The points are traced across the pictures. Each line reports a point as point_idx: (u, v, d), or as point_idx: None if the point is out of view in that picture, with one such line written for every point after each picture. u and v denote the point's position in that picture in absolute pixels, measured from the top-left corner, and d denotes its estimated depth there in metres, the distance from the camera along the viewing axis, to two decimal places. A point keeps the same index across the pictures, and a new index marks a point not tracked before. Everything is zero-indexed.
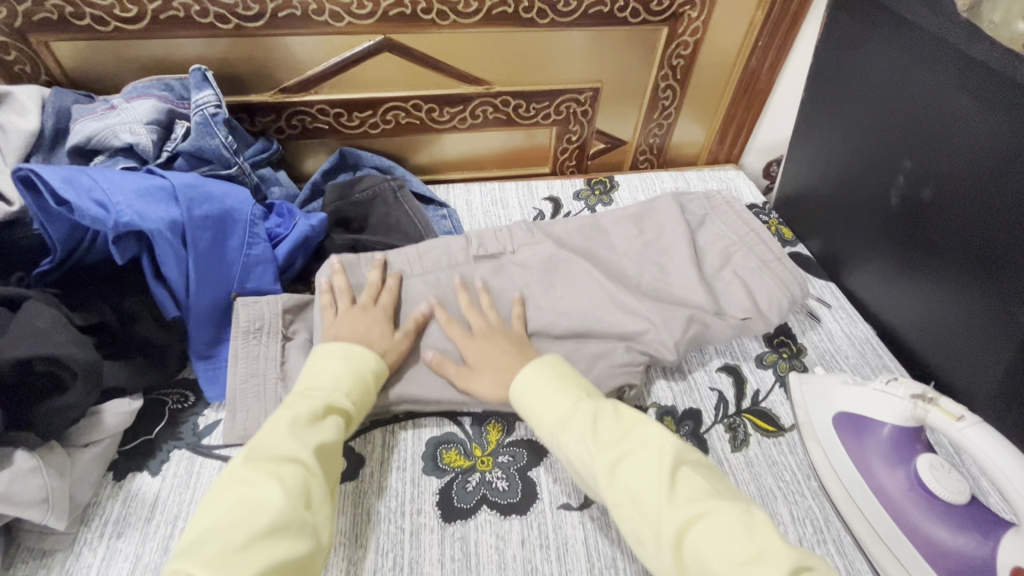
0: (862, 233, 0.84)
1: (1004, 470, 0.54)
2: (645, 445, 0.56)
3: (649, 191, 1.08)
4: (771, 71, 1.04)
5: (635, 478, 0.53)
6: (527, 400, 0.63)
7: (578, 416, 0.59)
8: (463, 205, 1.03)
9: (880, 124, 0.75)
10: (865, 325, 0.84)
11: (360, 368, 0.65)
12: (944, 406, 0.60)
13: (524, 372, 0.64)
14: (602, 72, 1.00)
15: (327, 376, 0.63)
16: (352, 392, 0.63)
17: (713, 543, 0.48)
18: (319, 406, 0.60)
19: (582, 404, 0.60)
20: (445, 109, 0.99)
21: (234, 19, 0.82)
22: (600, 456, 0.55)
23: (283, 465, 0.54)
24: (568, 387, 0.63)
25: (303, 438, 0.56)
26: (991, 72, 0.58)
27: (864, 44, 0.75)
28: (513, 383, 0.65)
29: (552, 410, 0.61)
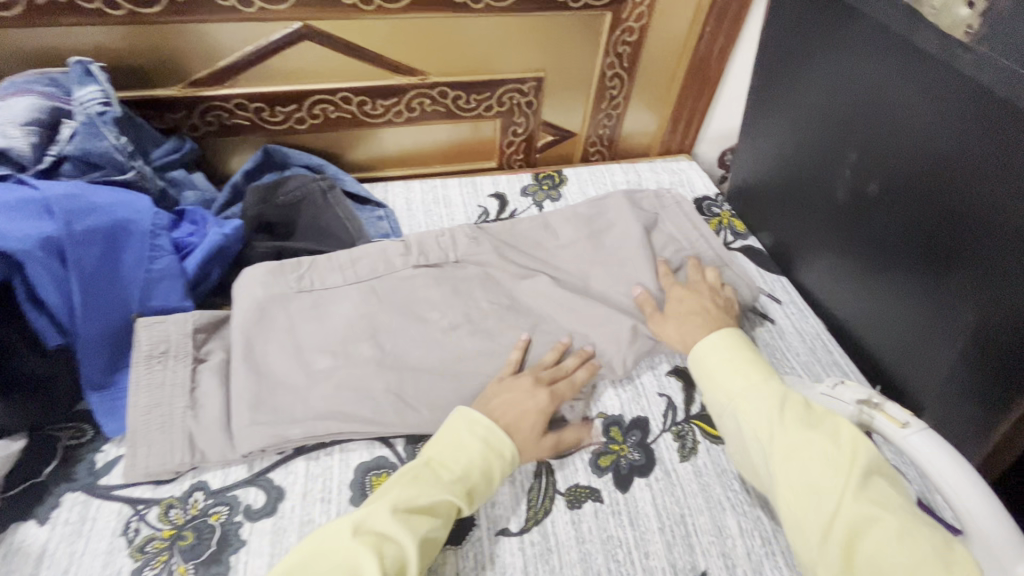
0: (812, 228, 0.81)
1: (946, 478, 0.52)
2: (834, 436, 0.53)
3: (599, 184, 1.03)
4: (721, 58, 1.00)
5: (811, 466, 0.51)
6: (708, 367, 0.64)
7: (765, 393, 0.58)
8: (403, 204, 0.96)
9: (825, 116, 0.72)
10: (816, 320, 0.82)
11: (496, 455, 0.59)
12: (889, 412, 0.58)
13: (717, 337, 0.66)
14: (544, 60, 0.94)
15: (457, 458, 0.58)
16: (473, 481, 0.57)
17: (900, 555, 0.45)
18: (444, 488, 0.55)
19: (768, 385, 0.59)
20: (378, 102, 0.92)
21: (126, 5, 0.73)
22: (774, 434, 0.54)
23: (386, 543, 0.49)
24: (759, 371, 0.61)
25: (413, 521, 0.51)
26: (933, 61, 0.55)
27: (808, 33, 0.72)
28: (699, 347, 0.66)
29: (733, 384, 0.61)
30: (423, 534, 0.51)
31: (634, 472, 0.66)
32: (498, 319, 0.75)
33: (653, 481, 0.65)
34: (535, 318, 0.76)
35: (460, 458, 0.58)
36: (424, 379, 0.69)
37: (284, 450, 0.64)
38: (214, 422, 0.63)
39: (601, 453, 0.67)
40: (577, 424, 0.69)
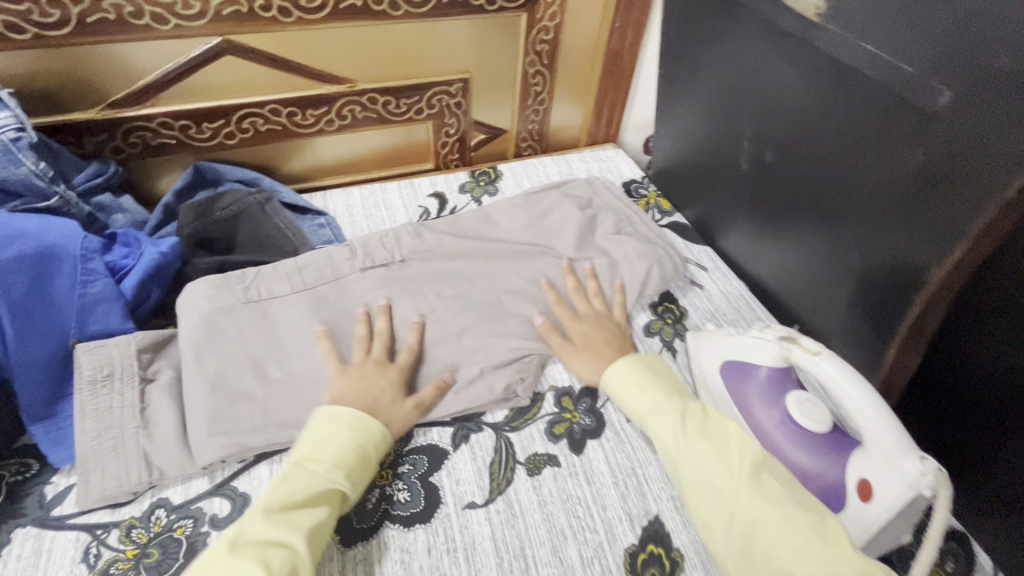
0: (727, 199, 0.89)
1: (851, 395, 0.59)
2: (725, 441, 0.58)
3: (533, 176, 1.08)
4: (633, 51, 1.08)
5: (711, 469, 0.56)
6: (614, 392, 0.70)
7: (665, 407, 0.64)
8: (344, 210, 0.98)
9: (721, 97, 0.80)
10: (739, 282, 0.91)
11: (364, 437, 0.61)
12: (803, 344, 0.65)
13: (617, 367, 0.71)
14: (468, 61, 0.98)
15: (328, 461, 0.58)
16: (350, 472, 0.59)
17: (791, 537, 0.49)
18: (315, 485, 0.56)
19: (665, 402, 0.64)
20: (307, 112, 0.93)
21: (31, 28, 0.71)
22: (676, 449, 0.59)
23: (269, 550, 0.50)
24: (660, 386, 0.67)
25: (293, 521, 0.53)
26: (794, 39, 0.63)
27: (698, 23, 0.80)
28: (609, 372, 0.71)
29: (637, 401, 0.67)
30: (306, 529, 0.53)
31: (586, 435, 0.71)
32: (447, 309, 0.79)
33: (605, 441, 0.70)
34: (482, 305, 0.80)
35: (331, 449, 0.59)
36: None
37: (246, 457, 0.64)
38: (169, 439, 0.63)
39: (555, 421, 0.72)
40: (530, 398, 0.73)
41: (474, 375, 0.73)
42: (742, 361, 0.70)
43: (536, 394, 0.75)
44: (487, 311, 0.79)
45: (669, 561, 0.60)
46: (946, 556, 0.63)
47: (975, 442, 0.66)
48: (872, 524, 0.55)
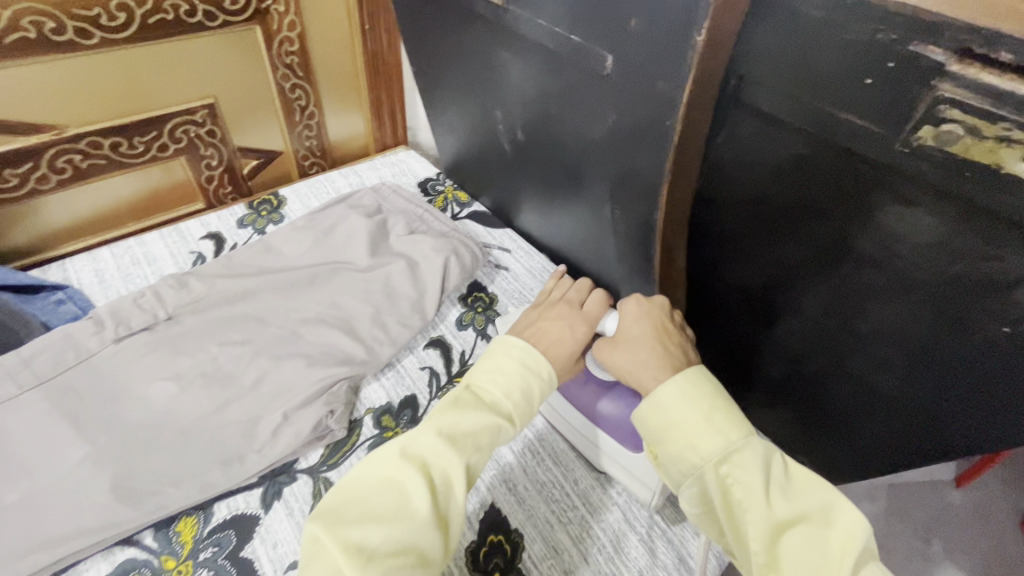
0: (510, 180, 0.92)
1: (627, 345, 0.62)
2: (819, 520, 0.43)
3: (321, 194, 1.02)
4: (392, 52, 1.06)
5: (802, 561, 0.41)
6: (655, 418, 0.50)
7: (745, 454, 0.46)
8: (93, 278, 0.83)
9: (465, 89, 0.82)
10: (540, 256, 0.96)
11: (534, 375, 0.55)
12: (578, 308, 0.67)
13: (669, 385, 0.50)
14: (207, 85, 0.89)
15: (526, 402, 0.54)
16: (519, 406, 0.53)
17: None
18: (485, 412, 0.51)
19: (740, 449, 0.46)
20: (5, 173, 0.77)
21: None
22: (751, 522, 0.43)
23: (433, 463, 0.46)
24: (738, 421, 0.48)
25: (461, 445, 0.48)
26: (491, 23, 0.64)
27: (420, 18, 0.79)
28: (657, 392, 0.51)
29: (697, 442, 0.47)
30: (469, 457, 0.48)
31: None
32: (235, 359, 0.72)
33: None
34: (277, 344, 0.74)
35: (499, 380, 0.54)
36: (158, 456, 0.62)
37: None
38: None
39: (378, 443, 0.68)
40: (347, 428, 0.69)
41: (278, 424, 0.66)
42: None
43: (353, 422, 0.71)
44: (284, 349, 0.74)
45: (509, 546, 0.61)
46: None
47: (735, 349, 0.73)
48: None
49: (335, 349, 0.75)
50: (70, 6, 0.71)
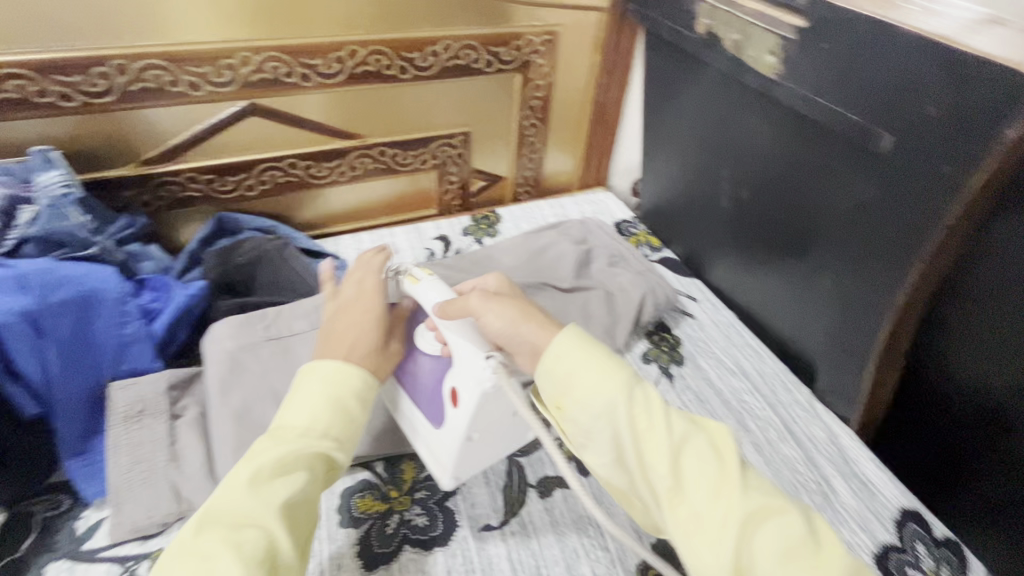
0: (713, 234, 0.98)
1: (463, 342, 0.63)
2: (710, 440, 0.46)
3: (530, 220, 1.16)
4: (617, 105, 1.18)
5: (702, 469, 0.44)
6: (561, 373, 0.50)
7: (642, 389, 0.48)
8: (355, 254, 1.04)
9: (696, 146, 0.90)
10: (727, 312, 0.98)
11: (340, 391, 0.55)
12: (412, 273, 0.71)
13: (567, 336, 0.52)
14: (469, 117, 1.07)
15: (342, 427, 0.54)
16: (333, 430, 0.53)
17: (774, 534, 0.40)
18: (282, 454, 0.49)
19: (634, 381, 0.49)
20: (322, 165, 1.01)
21: (80, 97, 0.79)
22: (657, 444, 0.45)
23: (242, 530, 0.44)
24: (621, 361, 0.51)
25: (265, 495, 0.46)
26: (755, 95, 0.72)
27: (672, 81, 0.89)
28: (556, 348, 0.52)
29: (598, 382, 0.48)
30: (283, 502, 0.47)
31: None
32: None
33: None
34: None
35: (305, 411, 0.53)
36: None
37: None
38: (197, 470, 0.65)
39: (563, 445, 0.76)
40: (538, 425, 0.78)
41: None
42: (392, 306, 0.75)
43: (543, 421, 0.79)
44: None
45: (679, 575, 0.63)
46: (913, 541, 0.68)
47: (944, 452, 0.72)
48: (458, 424, 0.62)
49: None
50: (402, 49, 0.92)
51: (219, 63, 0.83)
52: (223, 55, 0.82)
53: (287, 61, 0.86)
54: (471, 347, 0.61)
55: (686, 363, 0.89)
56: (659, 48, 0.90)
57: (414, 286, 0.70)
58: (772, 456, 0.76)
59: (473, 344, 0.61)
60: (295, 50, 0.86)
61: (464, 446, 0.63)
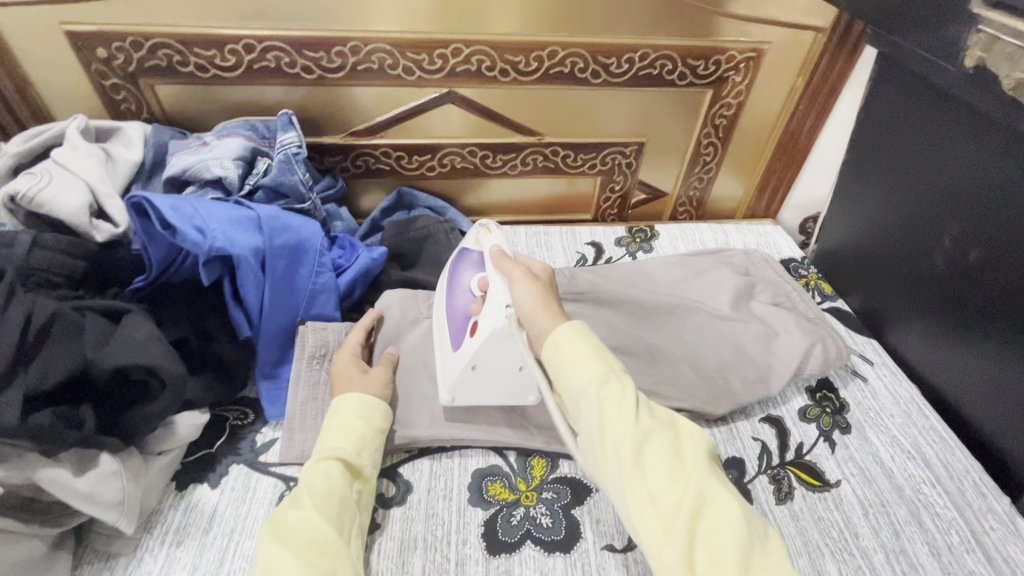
0: (905, 294, 0.87)
1: (497, 292, 0.66)
2: (676, 440, 0.52)
3: (689, 241, 1.11)
4: (810, 135, 1.08)
5: (656, 455, 0.50)
6: (555, 352, 0.58)
7: (616, 384, 0.54)
8: (510, 246, 1.07)
9: (922, 192, 0.81)
10: (910, 384, 0.85)
11: (342, 411, 0.66)
12: (490, 228, 0.75)
13: (563, 327, 0.59)
14: (647, 127, 1.05)
15: (348, 435, 0.64)
16: (341, 440, 0.64)
17: (715, 515, 0.46)
18: (309, 465, 0.61)
19: (619, 376, 0.55)
20: (498, 156, 1.06)
21: (318, 71, 0.89)
22: (622, 427, 0.51)
23: (286, 524, 0.55)
24: (606, 355, 0.57)
25: (300, 497, 0.58)
26: None
27: (909, 119, 0.81)
28: (552, 334, 0.60)
29: (587, 367, 0.56)
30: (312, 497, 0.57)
31: None
32: None
33: None
34: (635, 353, 0.83)
35: (321, 439, 0.65)
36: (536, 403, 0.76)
37: (412, 449, 0.71)
38: None
39: None
40: None
41: None
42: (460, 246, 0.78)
43: None
44: (640, 362, 0.82)
45: None
46: None
47: None
48: (467, 351, 0.67)
49: (680, 381, 0.80)
50: (599, 54, 0.93)
51: (434, 51, 0.89)
52: (439, 44, 0.89)
53: (492, 56, 0.91)
54: (503, 292, 0.66)
55: (853, 433, 0.79)
56: (904, 81, 0.81)
57: (483, 237, 0.74)
58: (952, 566, 0.66)
59: (504, 289, 0.66)
60: (502, 46, 0.90)
61: (466, 374, 0.68)
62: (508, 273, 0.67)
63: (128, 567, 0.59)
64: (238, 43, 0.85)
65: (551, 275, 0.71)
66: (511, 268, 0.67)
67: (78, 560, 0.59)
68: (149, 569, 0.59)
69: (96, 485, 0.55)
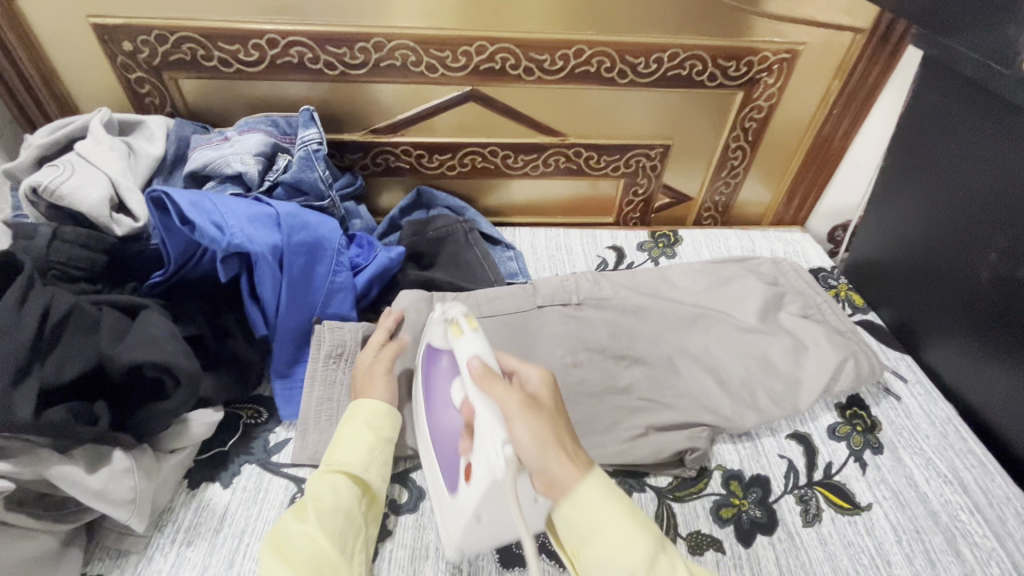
0: (943, 310, 0.83)
1: (484, 427, 0.53)
2: None
3: (713, 247, 1.07)
4: (845, 140, 1.04)
5: None
6: (581, 522, 0.48)
7: (662, 566, 0.46)
8: (529, 248, 1.05)
9: (968, 205, 0.77)
10: (945, 404, 0.81)
11: (353, 420, 0.64)
12: (462, 321, 0.63)
13: (591, 488, 0.49)
14: (674, 129, 1.02)
15: (356, 448, 0.62)
16: (351, 450, 0.62)
17: None
18: (318, 475, 0.60)
19: (662, 548, 0.47)
20: (520, 156, 1.04)
21: (341, 67, 0.88)
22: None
23: (289, 540, 0.54)
24: (643, 520, 0.48)
25: (305, 509, 0.56)
26: None
27: (958, 127, 0.77)
28: (574, 495, 0.48)
29: (633, 547, 0.46)
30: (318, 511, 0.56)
31: (756, 529, 0.67)
32: (620, 361, 0.80)
33: (777, 541, 0.66)
34: (656, 363, 0.80)
35: (331, 446, 0.63)
36: None
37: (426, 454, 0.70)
38: None
39: (721, 504, 0.69)
40: (696, 472, 0.72)
41: (640, 434, 0.73)
42: (430, 343, 0.68)
43: (702, 469, 0.73)
44: (661, 372, 0.80)
45: None
46: None
47: None
48: (467, 503, 0.55)
49: (703, 394, 0.78)
50: (627, 54, 0.90)
51: (458, 49, 0.88)
52: (463, 41, 0.87)
53: (517, 54, 0.89)
54: (493, 427, 0.52)
55: (885, 453, 0.75)
56: (954, 87, 0.77)
57: (455, 339, 0.62)
58: None
59: (495, 426, 0.52)
60: (527, 44, 0.88)
61: (470, 523, 0.56)
62: (496, 398, 0.54)
63: (139, 564, 0.58)
64: (262, 37, 0.84)
65: (552, 384, 0.60)
66: (500, 393, 0.54)
67: (89, 556, 0.59)
68: (158, 568, 0.58)
69: (108, 482, 0.54)
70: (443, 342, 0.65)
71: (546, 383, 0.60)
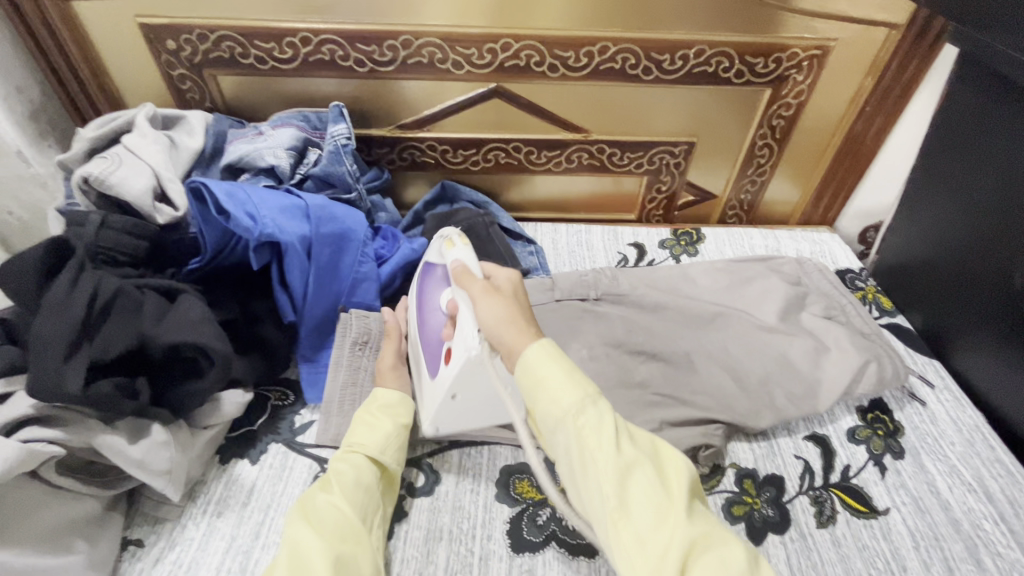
0: (974, 313, 0.80)
1: (463, 319, 0.62)
2: (660, 470, 0.50)
3: (737, 246, 1.06)
4: (877, 137, 1.01)
5: (642, 499, 0.47)
6: (527, 378, 0.53)
7: (592, 415, 0.50)
8: (550, 243, 1.06)
9: (1007, 205, 0.74)
10: (974, 411, 0.79)
11: (371, 406, 0.68)
12: (449, 237, 0.71)
13: (536, 347, 0.55)
14: (699, 126, 1.01)
15: (374, 432, 0.65)
16: (370, 433, 0.65)
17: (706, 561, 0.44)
18: (340, 453, 0.63)
19: (596, 402, 0.52)
20: (543, 152, 1.05)
21: (369, 64, 0.91)
22: (603, 462, 0.48)
23: (315, 511, 0.57)
24: (581, 379, 0.53)
25: (328, 483, 0.60)
26: None
27: (998, 125, 0.74)
28: (526, 354, 0.54)
29: (566, 397, 0.51)
30: (339, 485, 0.60)
31: (769, 527, 0.67)
32: (636, 357, 0.81)
33: (789, 540, 0.66)
34: (673, 359, 0.80)
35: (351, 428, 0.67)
36: None
37: (442, 441, 0.72)
38: None
39: (733, 501, 0.69)
40: (709, 469, 0.72)
41: (654, 428, 0.73)
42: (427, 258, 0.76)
43: (716, 466, 0.73)
44: (677, 369, 0.80)
45: None
46: None
47: None
48: (444, 382, 0.64)
49: (719, 392, 0.77)
50: (652, 50, 0.90)
51: (484, 46, 0.89)
52: (490, 39, 0.89)
53: (541, 51, 0.90)
54: (470, 317, 0.61)
55: (907, 459, 0.74)
56: (993, 82, 0.74)
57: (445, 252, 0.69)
58: None
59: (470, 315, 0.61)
60: (552, 41, 0.89)
61: (447, 404, 0.65)
62: (470, 292, 0.62)
63: (173, 531, 0.62)
64: (296, 35, 0.87)
65: (520, 283, 0.65)
66: (474, 285, 0.63)
67: (128, 521, 0.63)
68: (191, 536, 0.62)
69: (147, 453, 0.58)
70: (437, 256, 0.73)
71: (515, 281, 0.66)
